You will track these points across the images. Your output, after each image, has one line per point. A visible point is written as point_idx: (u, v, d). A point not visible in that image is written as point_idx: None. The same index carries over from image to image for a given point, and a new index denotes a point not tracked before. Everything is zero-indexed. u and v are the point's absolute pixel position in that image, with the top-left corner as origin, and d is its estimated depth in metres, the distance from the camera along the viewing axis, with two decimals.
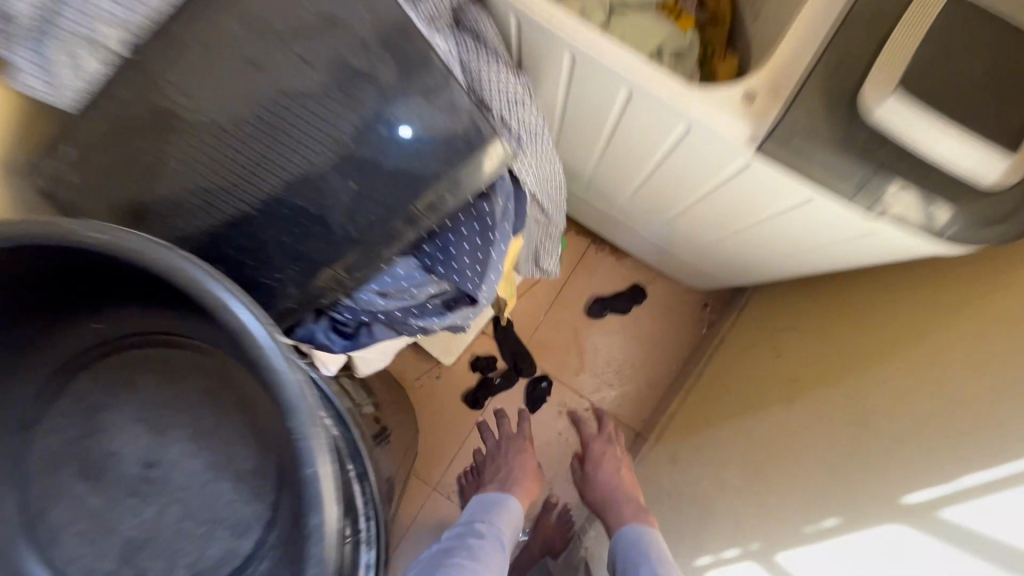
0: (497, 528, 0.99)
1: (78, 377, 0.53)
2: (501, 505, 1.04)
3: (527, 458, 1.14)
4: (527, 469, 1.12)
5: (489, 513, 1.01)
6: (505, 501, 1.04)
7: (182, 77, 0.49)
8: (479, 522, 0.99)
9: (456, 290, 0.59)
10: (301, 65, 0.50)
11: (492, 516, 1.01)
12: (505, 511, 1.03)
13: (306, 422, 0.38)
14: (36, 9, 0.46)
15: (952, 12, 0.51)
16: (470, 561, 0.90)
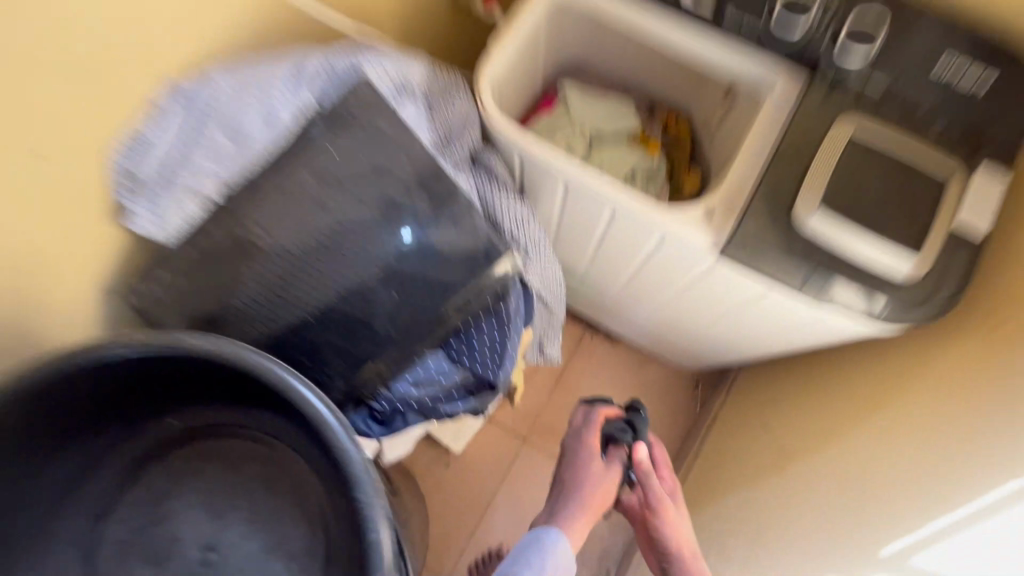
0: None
1: (151, 465, 0.61)
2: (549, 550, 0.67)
3: (589, 457, 0.74)
4: (596, 463, 0.74)
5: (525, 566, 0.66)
6: (552, 533, 0.68)
7: (259, 215, 0.61)
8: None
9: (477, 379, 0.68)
10: (356, 204, 0.61)
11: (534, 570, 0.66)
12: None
13: (375, 521, 0.47)
14: (160, 171, 0.58)
15: (851, 156, 0.65)
16: None
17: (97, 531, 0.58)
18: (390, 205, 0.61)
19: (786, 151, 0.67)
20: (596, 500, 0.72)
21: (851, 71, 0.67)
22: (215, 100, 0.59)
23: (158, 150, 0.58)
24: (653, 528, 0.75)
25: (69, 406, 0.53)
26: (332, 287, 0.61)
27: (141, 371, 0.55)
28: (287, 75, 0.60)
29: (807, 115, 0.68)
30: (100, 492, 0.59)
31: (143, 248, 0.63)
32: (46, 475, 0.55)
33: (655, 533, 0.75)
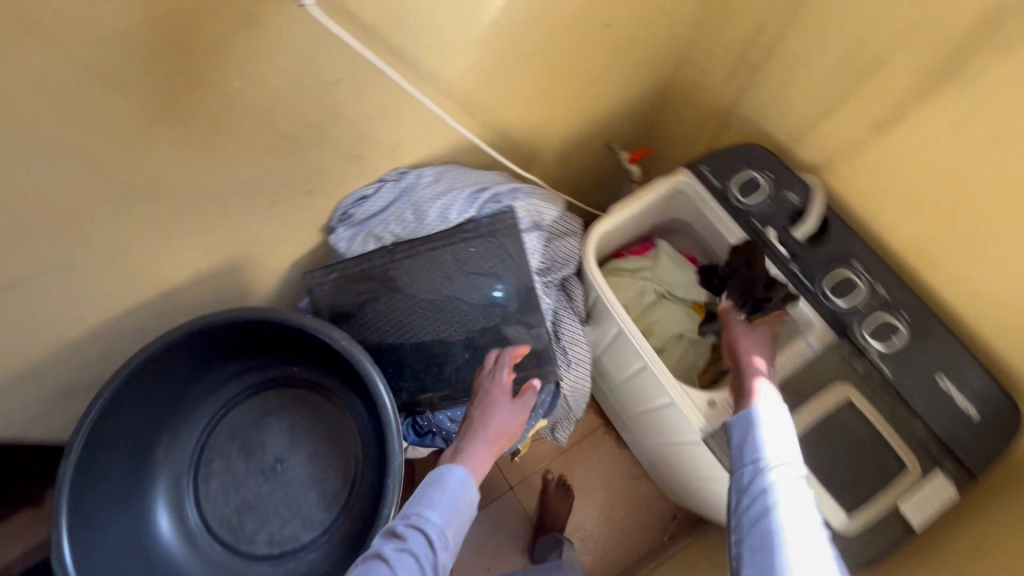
0: (450, 513, 0.66)
1: (267, 389, 0.90)
2: (448, 483, 0.68)
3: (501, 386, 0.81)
4: (504, 400, 0.79)
5: (430, 499, 0.66)
6: (460, 468, 0.69)
7: (407, 265, 0.87)
8: (419, 509, 0.65)
9: None
10: (469, 286, 0.86)
11: (435, 503, 0.66)
12: (454, 505, 0.67)
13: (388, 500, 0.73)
14: (365, 216, 0.85)
15: (841, 414, 0.82)
16: (417, 517, 0.65)
17: (222, 415, 0.89)
18: (490, 298, 0.86)
19: (790, 385, 0.84)
20: (501, 437, 0.77)
21: (870, 350, 0.82)
22: (417, 188, 0.85)
23: (371, 201, 0.84)
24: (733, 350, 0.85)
25: (249, 335, 0.85)
26: (429, 331, 0.87)
27: (292, 335, 0.85)
28: (468, 190, 0.86)
29: (821, 366, 0.85)
30: (234, 391, 0.90)
31: (327, 249, 0.92)
32: (213, 367, 0.88)
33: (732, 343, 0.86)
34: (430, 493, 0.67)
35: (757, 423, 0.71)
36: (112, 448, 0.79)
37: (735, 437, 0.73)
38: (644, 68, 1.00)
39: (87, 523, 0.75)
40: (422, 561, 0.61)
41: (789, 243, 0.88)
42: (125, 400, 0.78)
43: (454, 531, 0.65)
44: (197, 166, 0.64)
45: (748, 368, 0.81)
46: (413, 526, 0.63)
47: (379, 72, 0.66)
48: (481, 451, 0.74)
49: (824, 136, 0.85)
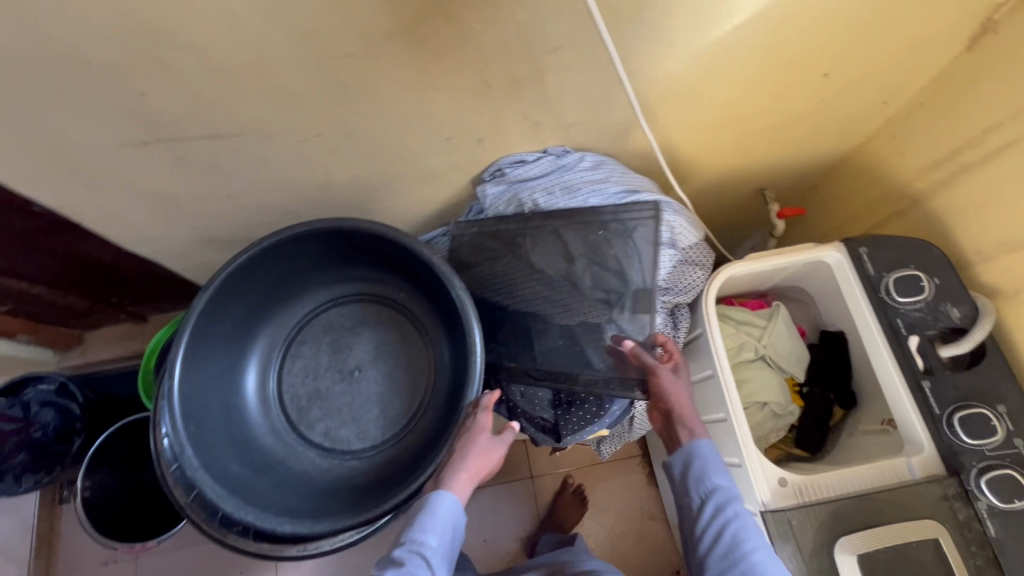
0: (445, 539, 0.72)
1: (370, 301, 0.96)
2: (439, 512, 0.73)
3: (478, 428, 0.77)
4: (484, 436, 0.77)
5: (422, 524, 0.73)
6: (447, 498, 0.73)
7: (536, 237, 0.88)
8: (413, 536, 0.72)
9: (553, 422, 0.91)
10: (587, 278, 0.86)
11: (427, 529, 0.72)
12: (448, 528, 0.73)
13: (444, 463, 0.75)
14: (517, 178, 0.88)
15: (923, 551, 0.75)
16: (415, 545, 0.72)
17: (325, 308, 0.96)
18: (603, 297, 0.85)
19: (876, 499, 0.78)
20: (480, 466, 0.77)
21: (981, 500, 0.75)
22: (574, 170, 0.87)
23: (529, 169, 0.87)
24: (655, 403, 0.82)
25: (374, 247, 0.89)
26: (534, 305, 0.88)
27: (409, 262, 0.89)
28: (620, 188, 0.86)
29: (917, 494, 0.78)
30: (343, 291, 0.96)
31: (468, 196, 0.96)
32: (333, 264, 0.94)
33: (655, 391, 0.80)
34: (422, 520, 0.73)
35: (710, 460, 0.76)
36: (236, 299, 0.87)
37: (680, 472, 0.78)
38: (835, 129, 0.95)
39: (198, 353, 0.84)
40: None
41: (931, 359, 0.83)
42: (261, 263, 0.85)
43: (449, 546, 0.73)
44: (402, 86, 0.69)
45: (691, 426, 0.79)
46: (412, 552, 0.71)
47: (591, 53, 0.68)
48: (464, 481, 0.75)
49: (1014, 264, 0.77)
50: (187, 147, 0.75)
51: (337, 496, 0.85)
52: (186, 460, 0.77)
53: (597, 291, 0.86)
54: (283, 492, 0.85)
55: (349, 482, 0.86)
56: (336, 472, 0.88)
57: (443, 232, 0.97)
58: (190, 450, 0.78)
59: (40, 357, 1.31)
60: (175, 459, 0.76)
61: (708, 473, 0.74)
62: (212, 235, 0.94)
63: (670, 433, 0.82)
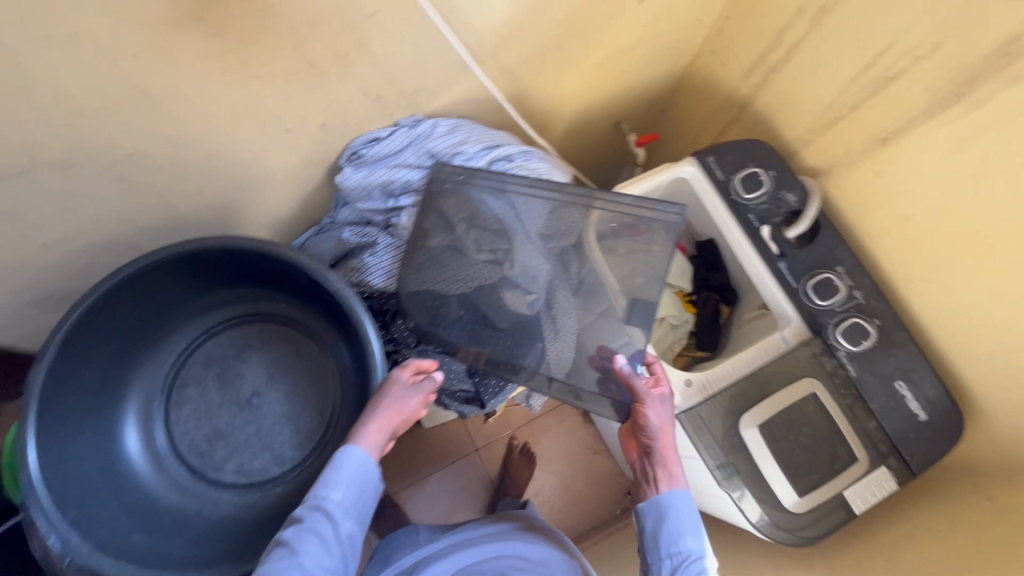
0: (349, 494, 0.70)
1: (251, 321, 0.89)
2: (344, 466, 0.70)
3: (395, 378, 0.75)
4: (398, 386, 0.75)
5: (326, 479, 0.70)
6: (349, 450, 0.70)
7: (411, 213, 0.86)
8: (317, 492, 0.70)
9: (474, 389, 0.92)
10: (470, 243, 0.86)
11: (332, 484, 0.70)
12: (354, 482, 0.71)
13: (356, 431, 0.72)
14: (375, 158, 0.85)
15: (806, 405, 0.86)
16: (317, 499, 0.70)
17: (201, 341, 0.87)
18: (490, 257, 0.86)
19: (762, 374, 0.89)
20: (394, 416, 0.74)
21: (840, 350, 0.88)
22: (431, 137, 0.85)
23: (385, 146, 0.84)
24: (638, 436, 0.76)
25: (237, 263, 0.82)
26: (425, 282, 0.86)
27: (279, 271, 0.83)
28: (482, 147, 0.86)
29: (793, 360, 0.89)
30: (218, 319, 0.88)
31: (331, 186, 0.91)
32: (196, 294, 0.85)
33: (642, 420, 0.74)
34: (326, 476, 0.70)
35: (684, 524, 0.71)
36: (88, 359, 0.76)
37: (648, 526, 0.72)
38: (664, 53, 1.01)
39: (57, 429, 0.72)
40: (324, 538, 0.68)
41: (782, 243, 0.93)
42: (108, 312, 0.75)
43: (354, 502, 0.71)
44: (214, 75, 0.63)
45: (670, 469, 0.73)
46: (313, 508, 0.69)
47: (411, 10, 0.66)
48: (372, 434, 0.72)
49: (827, 144, 0.88)
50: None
51: (266, 530, 0.80)
52: (77, 547, 0.68)
53: (483, 254, 0.86)
54: (203, 544, 0.78)
55: (275, 511, 0.81)
56: (258, 506, 0.82)
57: (314, 232, 0.92)
58: (78, 535, 0.69)
59: None
60: (65, 551, 0.67)
61: (681, 536, 0.70)
62: (39, 294, 0.81)
63: (646, 471, 0.75)
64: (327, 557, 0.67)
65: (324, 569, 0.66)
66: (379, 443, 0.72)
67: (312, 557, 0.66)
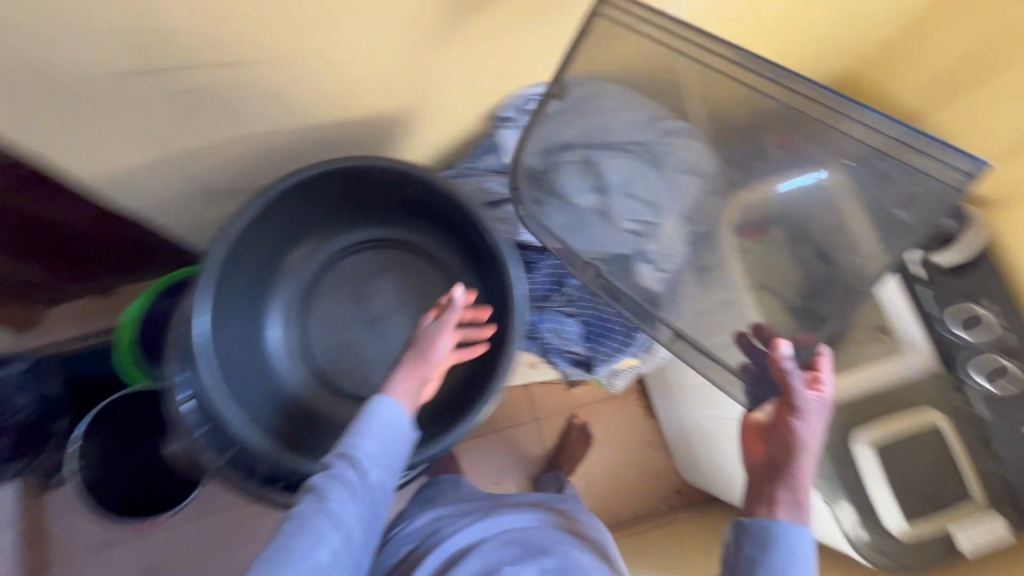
0: (379, 443, 0.72)
1: (390, 247, 0.93)
2: (377, 414, 0.73)
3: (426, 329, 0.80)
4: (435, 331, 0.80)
5: (359, 429, 0.72)
6: (382, 400, 0.73)
7: (564, 171, 0.87)
8: (349, 441, 0.72)
9: (584, 353, 0.93)
10: (616, 211, 0.86)
11: (364, 433, 0.72)
12: (386, 432, 0.73)
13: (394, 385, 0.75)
14: (542, 111, 0.86)
15: (926, 434, 0.85)
16: (350, 445, 0.72)
17: (342, 255, 0.92)
18: (632, 230, 0.86)
19: (884, 395, 0.86)
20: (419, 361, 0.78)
21: (975, 387, 0.84)
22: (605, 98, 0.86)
23: (554, 100, 0.86)
24: (769, 441, 0.67)
25: (393, 188, 0.85)
26: (567, 240, 0.86)
27: (430, 202, 0.85)
28: (646, 120, 0.87)
29: (919, 388, 0.87)
30: (360, 237, 0.92)
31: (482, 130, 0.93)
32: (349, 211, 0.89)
33: (786, 427, 0.66)
34: (360, 425, 0.73)
35: (796, 562, 0.60)
36: (253, 249, 0.80)
37: (751, 550, 0.61)
38: (835, 56, 0.99)
39: (218, 308, 0.77)
40: (355, 490, 0.69)
41: (931, 270, 0.90)
42: (272, 211, 0.79)
43: (383, 453, 0.73)
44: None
45: (797, 497, 0.63)
46: (345, 456, 0.71)
47: None
48: (405, 384, 0.75)
49: (1009, 173, 0.84)
50: (206, 82, 0.68)
51: None
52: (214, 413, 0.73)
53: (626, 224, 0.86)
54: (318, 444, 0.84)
55: None
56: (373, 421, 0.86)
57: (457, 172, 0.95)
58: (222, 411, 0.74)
59: None
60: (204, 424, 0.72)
61: None
62: (212, 186, 0.88)
63: (762, 483, 0.65)
64: (356, 502, 0.69)
65: (355, 517, 0.69)
66: (412, 391, 0.75)
67: (341, 504, 0.68)
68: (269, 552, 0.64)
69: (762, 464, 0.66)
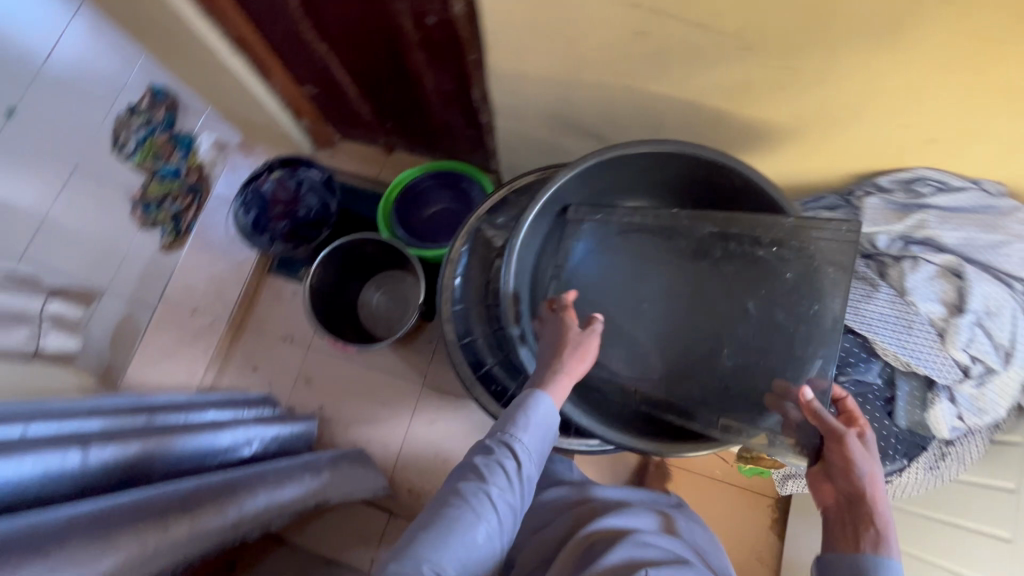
0: (535, 438, 0.71)
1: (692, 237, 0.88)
2: (538, 413, 0.71)
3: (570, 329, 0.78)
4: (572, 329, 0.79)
5: (519, 422, 0.71)
6: (543, 396, 0.72)
7: (914, 269, 0.79)
8: (507, 433, 0.70)
9: None
10: (946, 337, 0.77)
11: (523, 428, 0.70)
12: (545, 428, 0.72)
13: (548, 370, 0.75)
14: (928, 200, 0.77)
15: None
16: (505, 437, 0.70)
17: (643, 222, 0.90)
18: (953, 366, 0.77)
19: None
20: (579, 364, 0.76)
21: None
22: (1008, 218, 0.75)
23: (947, 195, 0.76)
24: (836, 478, 0.63)
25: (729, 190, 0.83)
26: (874, 334, 0.81)
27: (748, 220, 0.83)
28: None
29: None
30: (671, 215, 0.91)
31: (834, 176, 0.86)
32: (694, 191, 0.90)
33: (840, 465, 0.62)
34: (521, 417, 0.71)
35: None
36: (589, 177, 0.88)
37: None
38: None
39: (544, 215, 0.88)
40: (511, 485, 0.68)
41: None
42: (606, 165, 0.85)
43: (538, 451, 0.71)
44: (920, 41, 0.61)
45: (880, 531, 0.57)
46: (504, 445, 0.70)
47: None
48: (563, 384, 0.73)
49: None
50: (634, 41, 0.72)
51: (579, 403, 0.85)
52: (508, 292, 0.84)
53: (950, 356, 0.77)
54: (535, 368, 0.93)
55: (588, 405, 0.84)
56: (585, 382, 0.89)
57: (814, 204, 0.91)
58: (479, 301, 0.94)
59: (301, 141, 1.53)
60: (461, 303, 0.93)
61: None
62: (560, 109, 0.93)
63: (842, 522, 0.60)
64: (511, 495, 0.67)
65: (510, 508, 0.67)
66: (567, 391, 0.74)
67: (500, 495, 0.66)
68: (435, 524, 0.64)
69: (839, 506, 0.61)
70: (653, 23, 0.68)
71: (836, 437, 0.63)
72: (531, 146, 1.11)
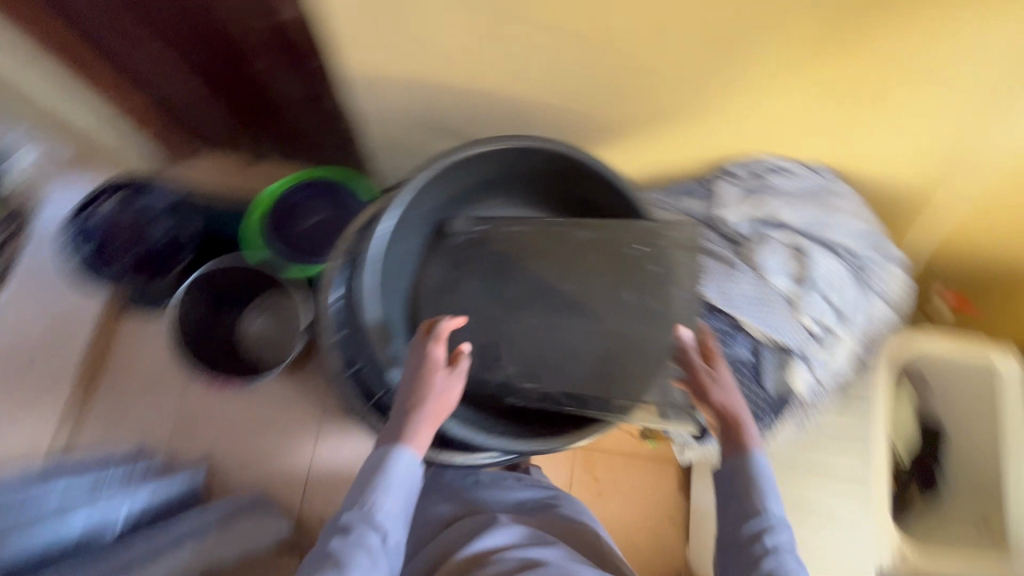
0: (398, 496, 0.64)
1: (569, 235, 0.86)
2: (397, 472, 0.64)
3: (435, 363, 0.68)
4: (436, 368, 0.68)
5: (376, 490, 0.64)
6: (401, 455, 0.64)
7: (767, 246, 0.87)
8: (363, 505, 0.63)
9: None
10: (799, 304, 0.85)
11: (380, 494, 0.64)
12: (403, 487, 0.65)
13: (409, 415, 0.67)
14: (770, 184, 0.87)
15: None
16: (362, 509, 0.63)
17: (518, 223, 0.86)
18: (806, 329, 0.86)
19: None
20: (440, 410, 0.67)
21: None
22: (833, 198, 0.87)
23: (784, 179, 0.87)
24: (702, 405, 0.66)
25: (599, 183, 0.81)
26: (742, 309, 0.86)
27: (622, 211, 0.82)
28: (863, 232, 0.86)
29: None
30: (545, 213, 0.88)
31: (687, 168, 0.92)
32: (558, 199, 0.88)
33: (704, 400, 0.65)
34: (379, 482, 0.64)
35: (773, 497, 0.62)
36: (463, 179, 0.83)
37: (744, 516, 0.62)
38: None
39: (423, 222, 0.83)
40: (378, 562, 0.61)
41: None
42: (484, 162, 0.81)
43: (402, 512, 0.65)
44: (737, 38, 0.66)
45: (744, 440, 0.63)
46: (361, 520, 0.63)
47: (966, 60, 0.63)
48: (424, 432, 0.65)
49: None
50: (483, 40, 0.70)
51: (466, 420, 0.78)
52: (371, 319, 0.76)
53: (805, 321, 0.85)
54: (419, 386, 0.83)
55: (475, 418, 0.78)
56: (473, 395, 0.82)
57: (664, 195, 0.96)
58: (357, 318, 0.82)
59: (146, 156, 1.34)
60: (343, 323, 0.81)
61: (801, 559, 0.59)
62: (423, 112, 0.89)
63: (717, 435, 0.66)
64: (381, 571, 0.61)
65: None
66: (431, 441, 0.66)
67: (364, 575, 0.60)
68: None
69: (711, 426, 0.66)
70: (501, 23, 0.67)
71: (698, 378, 0.65)
72: (405, 153, 1.06)
